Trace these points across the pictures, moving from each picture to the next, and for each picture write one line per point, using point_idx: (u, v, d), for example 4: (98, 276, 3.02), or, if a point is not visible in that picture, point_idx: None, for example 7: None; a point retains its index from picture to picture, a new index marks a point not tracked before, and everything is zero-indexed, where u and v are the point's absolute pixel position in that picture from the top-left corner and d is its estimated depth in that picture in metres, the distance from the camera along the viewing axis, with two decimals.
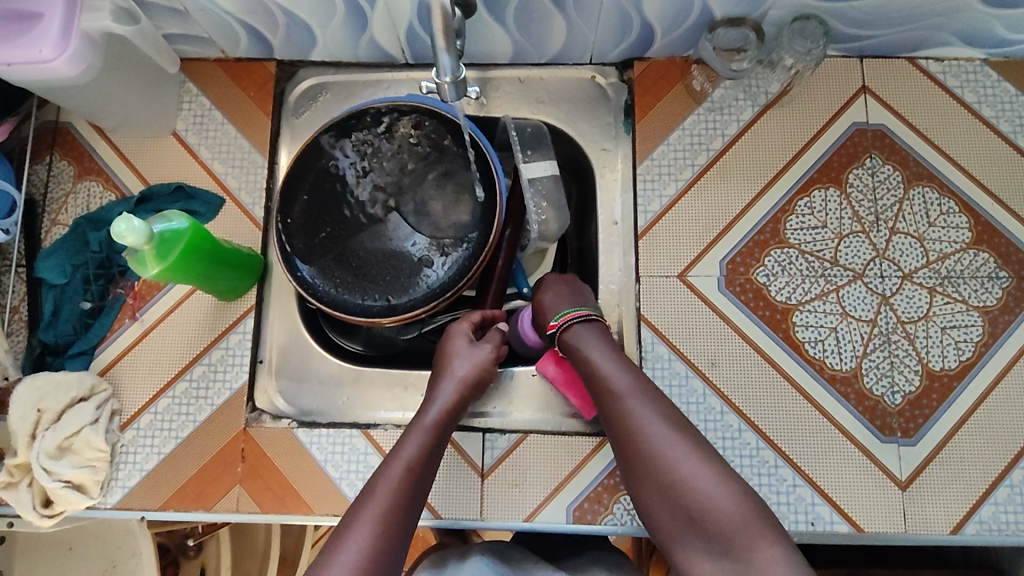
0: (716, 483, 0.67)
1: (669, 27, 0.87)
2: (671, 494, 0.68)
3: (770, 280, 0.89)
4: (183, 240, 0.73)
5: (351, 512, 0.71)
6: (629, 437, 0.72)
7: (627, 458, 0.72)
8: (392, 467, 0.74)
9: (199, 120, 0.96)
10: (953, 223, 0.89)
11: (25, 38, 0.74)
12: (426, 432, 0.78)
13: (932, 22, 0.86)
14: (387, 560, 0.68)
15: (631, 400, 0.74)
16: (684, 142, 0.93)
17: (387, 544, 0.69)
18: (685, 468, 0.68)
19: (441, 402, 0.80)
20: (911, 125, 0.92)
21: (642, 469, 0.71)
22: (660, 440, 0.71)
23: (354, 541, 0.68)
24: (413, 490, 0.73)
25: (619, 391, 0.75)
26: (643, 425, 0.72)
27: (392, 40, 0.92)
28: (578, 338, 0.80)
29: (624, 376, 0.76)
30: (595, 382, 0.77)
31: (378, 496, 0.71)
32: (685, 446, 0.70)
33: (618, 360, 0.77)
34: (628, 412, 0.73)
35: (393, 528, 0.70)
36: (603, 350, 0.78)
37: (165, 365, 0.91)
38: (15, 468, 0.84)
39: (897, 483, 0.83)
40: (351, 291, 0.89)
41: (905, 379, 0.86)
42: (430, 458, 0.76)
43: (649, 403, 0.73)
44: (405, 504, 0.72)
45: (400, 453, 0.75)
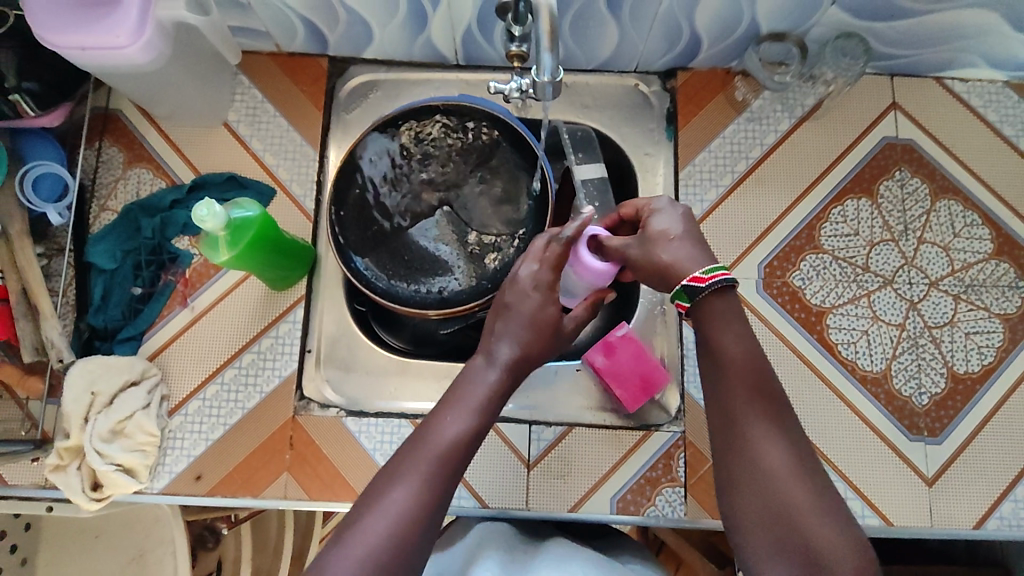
0: (835, 531, 0.58)
1: (716, 38, 0.91)
2: (779, 524, 0.59)
3: (806, 283, 0.93)
4: (254, 228, 0.75)
5: (397, 465, 0.64)
6: (742, 446, 0.63)
7: (730, 469, 0.63)
8: (442, 428, 0.67)
9: (251, 112, 0.98)
10: (977, 234, 0.94)
11: (103, 25, 0.75)
12: (487, 393, 0.70)
13: (961, 44, 0.91)
14: (427, 527, 0.61)
15: (755, 411, 0.63)
16: (724, 150, 0.97)
17: (432, 509, 0.62)
18: (797, 493, 0.59)
19: (502, 360, 0.72)
20: (938, 140, 0.97)
21: (747, 487, 0.61)
22: (784, 468, 0.60)
23: (393, 499, 0.61)
24: (464, 456, 0.66)
25: (743, 391, 0.64)
26: (767, 445, 0.62)
27: (448, 41, 0.94)
28: (708, 316, 0.68)
29: (753, 380, 0.65)
30: (717, 375, 0.66)
31: (427, 452, 0.65)
32: (809, 482, 0.60)
33: (750, 360, 0.66)
34: (749, 420, 0.63)
35: (434, 498, 0.63)
36: (739, 342, 0.66)
37: (215, 352, 0.92)
38: (65, 451, 0.85)
39: (924, 479, 0.87)
40: (404, 283, 0.92)
41: (931, 381, 0.90)
42: (484, 424, 0.69)
43: (777, 427, 0.62)
44: (447, 474, 0.64)
45: (453, 415, 0.68)
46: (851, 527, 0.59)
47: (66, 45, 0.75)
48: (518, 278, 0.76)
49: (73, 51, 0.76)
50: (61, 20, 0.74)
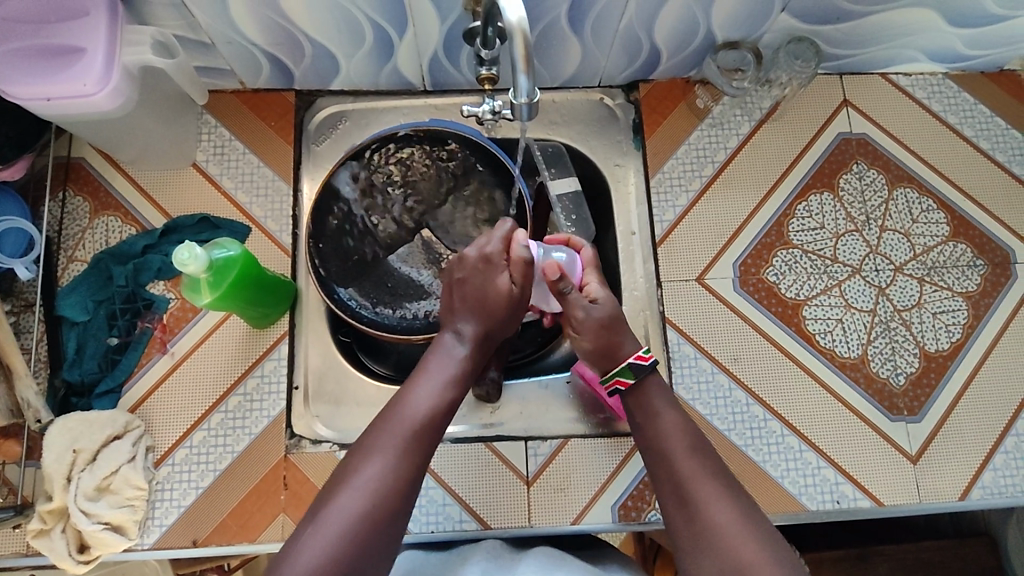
0: (778, 574, 0.63)
1: (675, 50, 0.95)
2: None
3: (780, 278, 0.96)
4: (236, 268, 0.75)
5: (371, 439, 0.69)
6: (689, 508, 0.68)
7: (682, 529, 0.68)
8: (412, 398, 0.71)
9: (219, 151, 0.97)
10: (934, 219, 0.99)
11: (67, 73, 0.74)
12: (449, 362, 0.75)
13: (903, 41, 0.96)
14: (403, 493, 0.66)
15: (697, 473, 0.69)
16: (690, 156, 1.00)
17: (406, 476, 0.67)
18: (741, 542, 0.65)
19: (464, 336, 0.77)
20: (889, 132, 1.02)
21: (700, 544, 0.66)
22: (729, 522, 0.66)
23: (368, 473, 0.66)
24: (433, 424, 0.71)
25: (683, 459, 0.71)
26: (709, 503, 0.67)
27: (415, 68, 0.95)
28: (642, 395, 0.75)
29: (692, 447, 0.71)
30: (658, 445, 0.73)
31: (399, 422, 0.69)
32: (751, 532, 0.66)
33: (687, 430, 0.73)
34: (692, 483, 0.69)
35: (411, 460, 0.68)
36: (675, 416, 0.74)
37: (198, 397, 0.90)
38: (48, 514, 0.81)
39: (909, 457, 0.90)
40: (389, 310, 0.92)
41: (906, 362, 0.94)
42: (451, 392, 0.73)
43: (718, 485, 0.69)
44: (424, 437, 0.69)
45: (418, 388, 0.72)
46: (791, 563, 0.65)
47: (30, 96, 0.74)
48: (473, 265, 0.79)
49: (38, 102, 0.75)
50: (25, 72, 0.73)
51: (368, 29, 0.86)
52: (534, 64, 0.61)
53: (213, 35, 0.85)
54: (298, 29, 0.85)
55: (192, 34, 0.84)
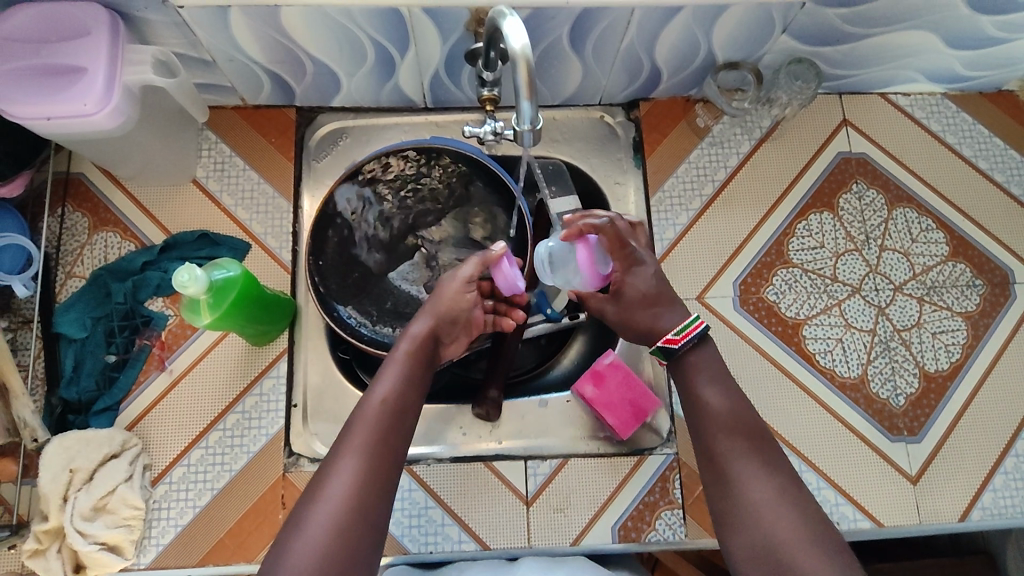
0: (814, 557, 0.62)
1: (675, 70, 0.95)
2: (763, 555, 0.64)
3: (780, 297, 0.96)
4: (236, 288, 0.75)
5: (337, 447, 0.68)
6: (726, 487, 0.68)
7: (719, 506, 0.69)
8: (370, 402, 0.70)
9: (219, 167, 0.97)
10: (933, 238, 0.99)
11: (68, 92, 0.74)
12: (405, 360, 0.74)
13: (902, 62, 0.97)
14: (373, 497, 0.65)
15: (734, 453, 0.69)
16: (690, 174, 1.00)
17: (374, 478, 0.66)
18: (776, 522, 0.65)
19: (413, 334, 0.75)
20: (887, 152, 1.03)
21: (736, 523, 0.67)
22: (765, 502, 0.66)
23: (338, 479, 0.65)
24: (394, 421, 0.69)
25: (722, 438, 0.71)
26: (747, 480, 0.68)
27: (416, 86, 0.95)
28: (687, 369, 0.75)
29: (732, 426, 0.71)
30: (700, 423, 0.73)
31: (361, 425, 0.68)
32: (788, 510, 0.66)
33: (730, 408, 0.72)
34: (730, 462, 0.69)
35: (377, 459, 0.66)
36: (717, 393, 0.73)
37: (196, 415, 0.89)
38: (44, 534, 0.81)
39: (908, 478, 0.90)
40: (390, 328, 0.92)
41: (905, 383, 0.94)
42: (410, 390, 0.72)
43: (758, 464, 0.69)
44: (389, 436, 0.68)
45: (375, 389, 0.71)
46: (831, 543, 0.64)
47: (31, 115, 0.74)
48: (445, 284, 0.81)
49: (39, 122, 0.75)
50: (26, 93, 0.73)
51: (370, 49, 0.86)
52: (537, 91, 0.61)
53: (215, 53, 0.85)
54: (300, 48, 0.85)
55: (194, 52, 0.84)
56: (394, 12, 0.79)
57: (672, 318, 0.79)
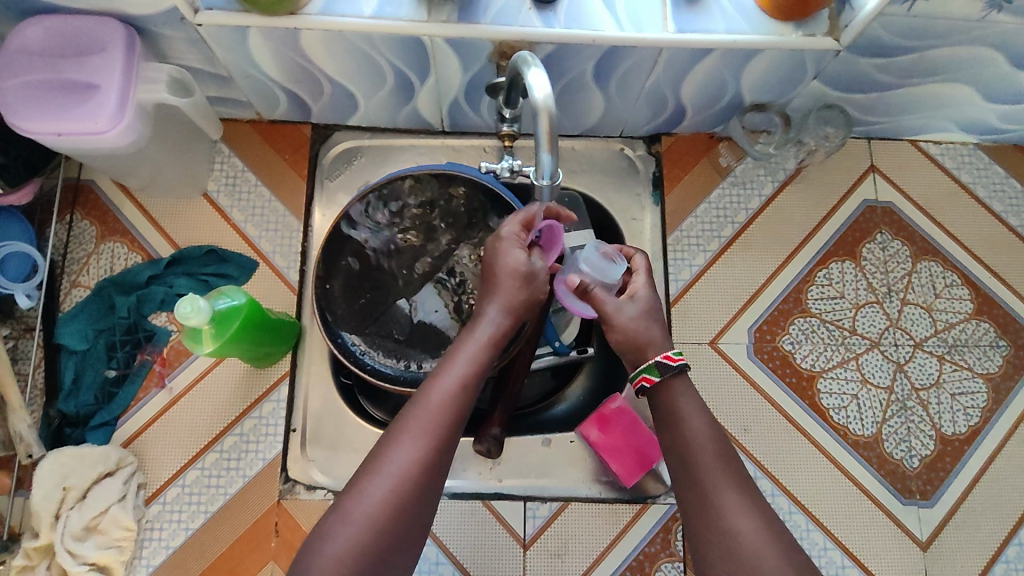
0: None
1: (701, 108, 0.93)
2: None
3: (796, 347, 0.93)
4: (241, 317, 0.74)
5: (402, 420, 0.65)
6: (711, 526, 0.61)
7: (701, 543, 0.62)
8: (442, 380, 0.66)
9: (231, 182, 0.96)
10: (957, 294, 0.96)
11: (79, 110, 0.73)
12: (485, 342, 0.69)
13: (935, 112, 0.94)
14: (429, 480, 0.62)
15: (719, 486, 0.63)
16: (710, 215, 0.98)
17: (435, 462, 0.63)
18: (765, 565, 0.58)
19: (493, 320, 0.70)
20: (915, 202, 1.00)
21: (723, 563, 0.60)
22: (754, 542, 0.59)
23: (396, 456, 0.62)
24: (463, 407, 0.66)
25: (707, 468, 0.64)
26: (732, 516, 0.61)
27: (434, 111, 0.94)
28: (668, 394, 0.68)
29: (719, 456, 0.64)
30: (681, 454, 0.65)
31: (428, 404, 0.65)
32: (777, 552, 0.59)
33: (715, 435, 0.66)
34: (718, 497, 0.62)
35: (442, 444, 0.63)
36: (702, 421, 0.66)
37: (194, 435, 0.88)
38: (34, 550, 0.80)
39: (918, 543, 0.87)
40: (394, 359, 0.89)
41: (921, 444, 0.91)
42: (483, 375, 0.68)
43: (744, 499, 0.62)
44: (456, 422, 0.65)
45: (449, 368, 0.67)
46: None
47: (42, 131, 0.73)
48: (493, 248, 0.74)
49: (49, 137, 0.74)
50: (36, 107, 0.72)
51: (390, 73, 0.84)
52: (558, 142, 0.60)
53: (231, 70, 0.83)
54: (318, 70, 0.83)
55: (210, 68, 0.83)
56: (415, 41, 0.77)
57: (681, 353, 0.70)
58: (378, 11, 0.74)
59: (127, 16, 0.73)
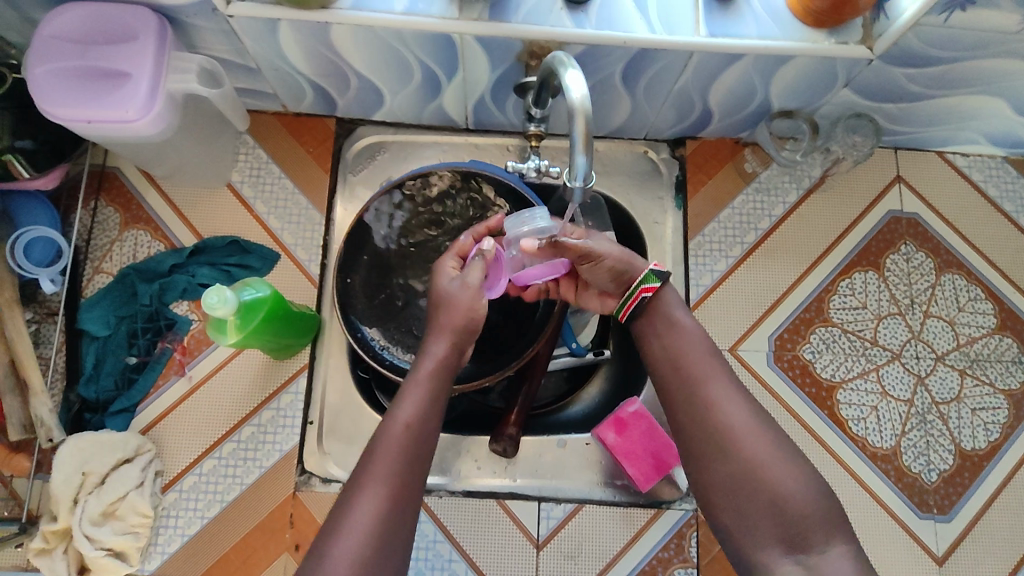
0: (795, 476, 0.61)
1: (728, 112, 0.92)
2: (741, 474, 0.62)
3: (816, 357, 0.93)
4: (266, 309, 0.74)
5: (358, 476, 0.63)
6: (702, 411, 0.65)
7: (694, 436, 0.65)
8: (391, 427, 0.65)
9: (255, 173, 0.96)
10: (981, 309, 0.95)
11: (111, 98, 0.73)
12: (430, 381, 0.69)
13: (965, 124, 0.93)
14: (393, 535, 0.61)
15: (709, 380, 0.66)
16: (733, 220, 0.97)
17: (398, 514, 0.62)
18: (756, 448, 0.62)
19: (435, 354, 0.71)
20: (940, 214, 0.99)
21: (716, 449, 0.63)
22: (744, 429, 0.63)
23: (359, 513, 0.61)
24: (417, 450, 0.65)
25: (697, 365, 0.68)
26: (722, 403, 0.65)
27: (460, 108, 0.93)
28: (656, 299, 0.72)
29: (707, 354, 0.68)
30: (671, 351, 0.69)
31: (382, 453, 0.64)
32: (767, 436, 0.63)
33: (703, 336, 0.70)
34: (707, 385, 0.66)
35: (401, 494, 0.62)
36: (689, 322, 0.71)
37: (213, 424, 0.88)
38: (52, 534, 0.81)
39: (934, 558, 0.87)
40: (413, 356, 0.89)
41: (939, 458, 0.90)
42: (434, 415, 0.68)
43: (734, 391, 0.66)
44: (411, 468, 0.64)
45: (396, 413, 0.66)
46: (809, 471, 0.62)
47: (73, 118, 0.73)
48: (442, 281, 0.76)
49: (79, 123, 0.74)
50: (69, 94, 0.73)
51: (418, 69, 0.84)
52: (593, 144, 0.59)
53: (260, 62, 0.83)
54: (347, 64, 0.83)
55: (239, 59, 0.83)
56: (446, 38, 0.76)
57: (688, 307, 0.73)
58: (410, 7, 0.74)
59: (160, 5, 0.73)
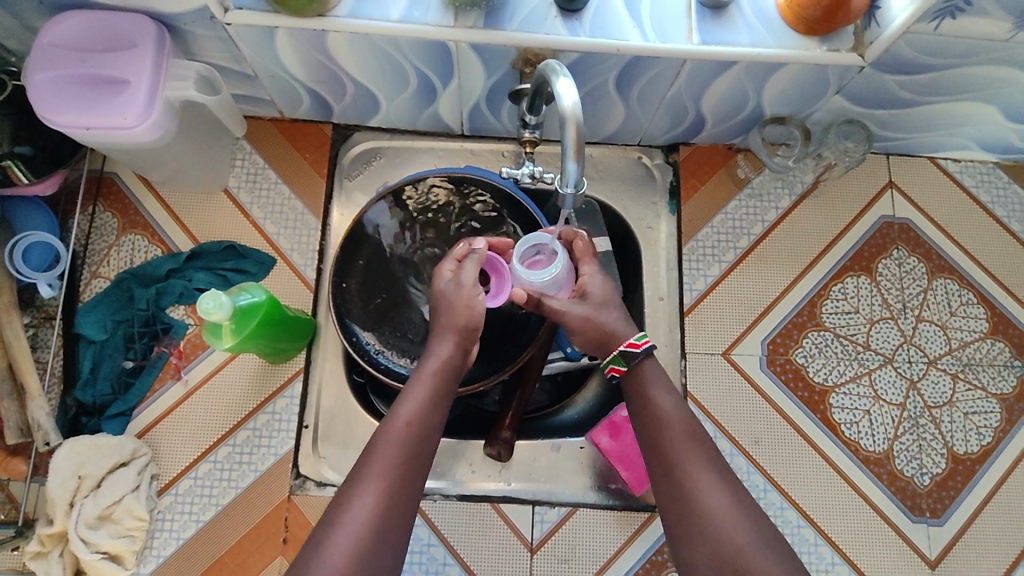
0: (775, 564, 0.60)
1: (720, 119, 0.93)
2: (725, 563, 0.60)
3: (809, 361, 0.93)
4: (261, 313, 0.75)
5: (357, 471, 0.65)
6: (686, 498, 0.64)
7: (677, 522, 0.65)
8: (395, 420, 0.67)
9: (252, 178, 0.97)
10: (973, 313, 0.96)
11: (109, 105, 0.74)
12: (433, 377, 0.71)
13: (956, 130, 0.94)
14: (390, 528, 0.62)
15: (690, 464, 0.66)
16: (726, 226, 0.98)
17: (395, 509, 0.63)
18: (738, 534, 0.61)
19: (440, 354, 0.72)
20: (933, 219, 0.99)
21: (697, 537, 0.63)
22: (723, 514, 0.63)
23: (358, 504, 0.62)
24: (420, 444, 0.66)
25: (677, 448, 0.67)
26: (702, 487, 0.64)
27: (455, 115, 0.94)
28: (638, 379, 0.71)
29: (688, 435, 0.68)
30: (650, 431, 0.69)
31: (386, 446, 0.65)
32: (747, 522, 0.62)
33: (684, 416, 0.69)
34: (689, 469, 0.66)
35: (401, 486, 0.64)
36: (671, 401, 0.70)
37: (208, 428, 0.89)
38: (48, 537, 0.81)
39: (927, 561, 0.87)
40: (409, 360, 0.90)
41: (932, 462, 0.91)
42: (437, 411, 0.69)
43: (715, 473, 0.65)
44: (414, 461, 0.65)
45: (399, 409, 0.68)
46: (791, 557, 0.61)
47: (72, 124, 0.74)
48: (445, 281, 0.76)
49: (78, 130, 0.75)
50: (68, 101, 0.74)
51: (414, 75, 0.85)
52: (583, 150, 0.60)
53: (257, 69, 0.84)
54: (343, 71, 0.84)
55: (236, 67, 0.84)
56: (441, 46, 0.77)
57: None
58: (405, 14, 0.75)
59: (158, 13, 0.74)
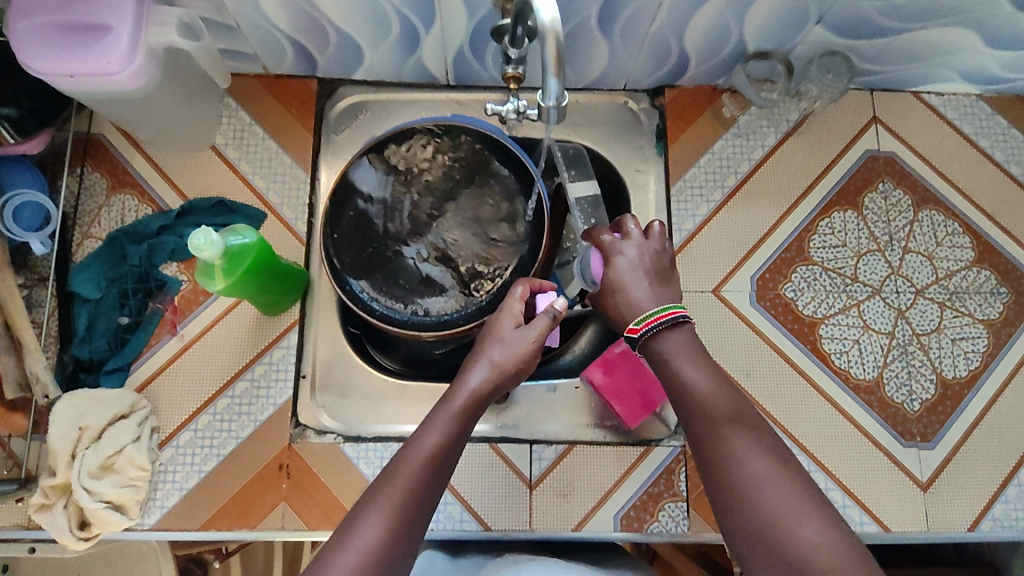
0: (817, 530, 0.57)
1: (704, 57, 0.93)
2: (766, 537, 0.58)
3: (798, 295, 0.94)
4: (251, 256, 0.76)
5: (367, 497, 0.64)
6: (721, 476, 0.62)
7: (717, 496, 0.62)
8: (414, 452, 0.66)
9: (239, 135, 0.97)
10: (959, 243, 0.97)
11: (89, 51, 0.75)
12: (458, 413, 0.70)
13: (938, 60, 0.95)
14: (393, 558, 0.60)
15: (725, 436, 0.63)
16: (713, 165, 0.98)
17: (400, 541, 0.61)
18: (777, 503, 0.59)
19: (470, 388, 0.72)
20: (917, 152, 1.00)
21: (736, 509, 0.60)
22: (763, 484, 0.60)
23: (362, 532, 0.60)
24: (436, 479, 0.65)
25: (711, 422, 0.64)
26: (739, 459, 0.62)
27: (439, 63, 0.95)
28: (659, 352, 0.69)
29: (723, 408, 0.65)
30: (684, 405, 0.67)
31: (400, 477, 0.64)
32: (786, 490, 0.60)
33: (716, 385, 0.66)
34: (722, 444, 0.63)
35: (410, 519, 0.62)
36: (702, 373, 0.67)
37: (206, 381, 0.89)
38: (51, 489, 0.82)
39: (919, 484, 0.89)
40: (402, 305, 0.90)
41: (921, 388, 0.92)
42: (457, 449, 0.68)
43: (753, 444, 0.63)
44: (427, 497, 0.64)
45: (421, 440, 0.67)
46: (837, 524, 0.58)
47: (54, 72, 0.75)
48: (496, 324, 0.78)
49: (62, 78, 0.76)
50: (47, 47, 0.74)
51: (395, 21, 0.85)
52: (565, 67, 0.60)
53: (239, 19, 0.84)
54: (325, 19, 0.84)
55: (219, 17, 0.84)
56: None
57: (656, 278, 0.75)
58: None
59: None
